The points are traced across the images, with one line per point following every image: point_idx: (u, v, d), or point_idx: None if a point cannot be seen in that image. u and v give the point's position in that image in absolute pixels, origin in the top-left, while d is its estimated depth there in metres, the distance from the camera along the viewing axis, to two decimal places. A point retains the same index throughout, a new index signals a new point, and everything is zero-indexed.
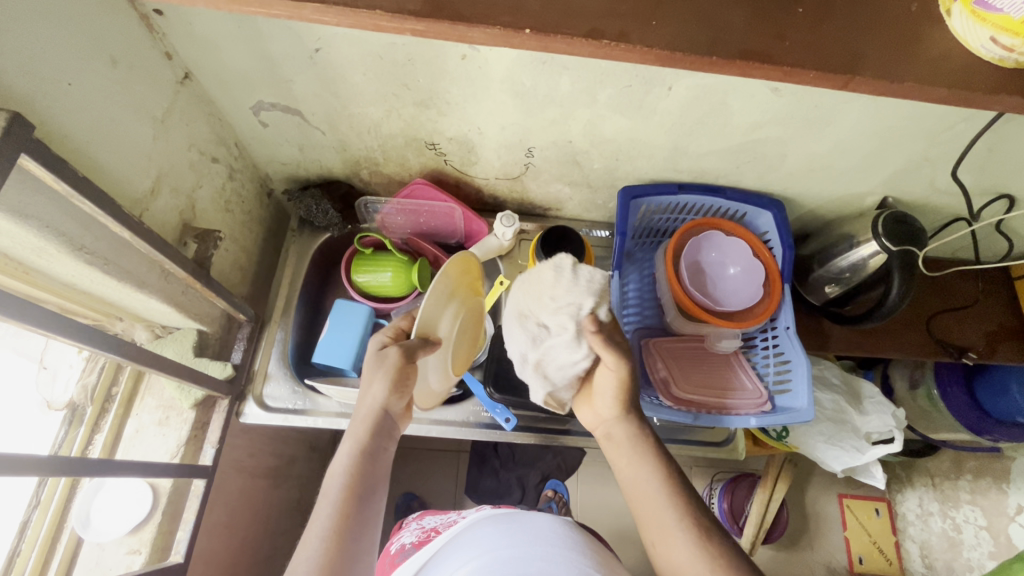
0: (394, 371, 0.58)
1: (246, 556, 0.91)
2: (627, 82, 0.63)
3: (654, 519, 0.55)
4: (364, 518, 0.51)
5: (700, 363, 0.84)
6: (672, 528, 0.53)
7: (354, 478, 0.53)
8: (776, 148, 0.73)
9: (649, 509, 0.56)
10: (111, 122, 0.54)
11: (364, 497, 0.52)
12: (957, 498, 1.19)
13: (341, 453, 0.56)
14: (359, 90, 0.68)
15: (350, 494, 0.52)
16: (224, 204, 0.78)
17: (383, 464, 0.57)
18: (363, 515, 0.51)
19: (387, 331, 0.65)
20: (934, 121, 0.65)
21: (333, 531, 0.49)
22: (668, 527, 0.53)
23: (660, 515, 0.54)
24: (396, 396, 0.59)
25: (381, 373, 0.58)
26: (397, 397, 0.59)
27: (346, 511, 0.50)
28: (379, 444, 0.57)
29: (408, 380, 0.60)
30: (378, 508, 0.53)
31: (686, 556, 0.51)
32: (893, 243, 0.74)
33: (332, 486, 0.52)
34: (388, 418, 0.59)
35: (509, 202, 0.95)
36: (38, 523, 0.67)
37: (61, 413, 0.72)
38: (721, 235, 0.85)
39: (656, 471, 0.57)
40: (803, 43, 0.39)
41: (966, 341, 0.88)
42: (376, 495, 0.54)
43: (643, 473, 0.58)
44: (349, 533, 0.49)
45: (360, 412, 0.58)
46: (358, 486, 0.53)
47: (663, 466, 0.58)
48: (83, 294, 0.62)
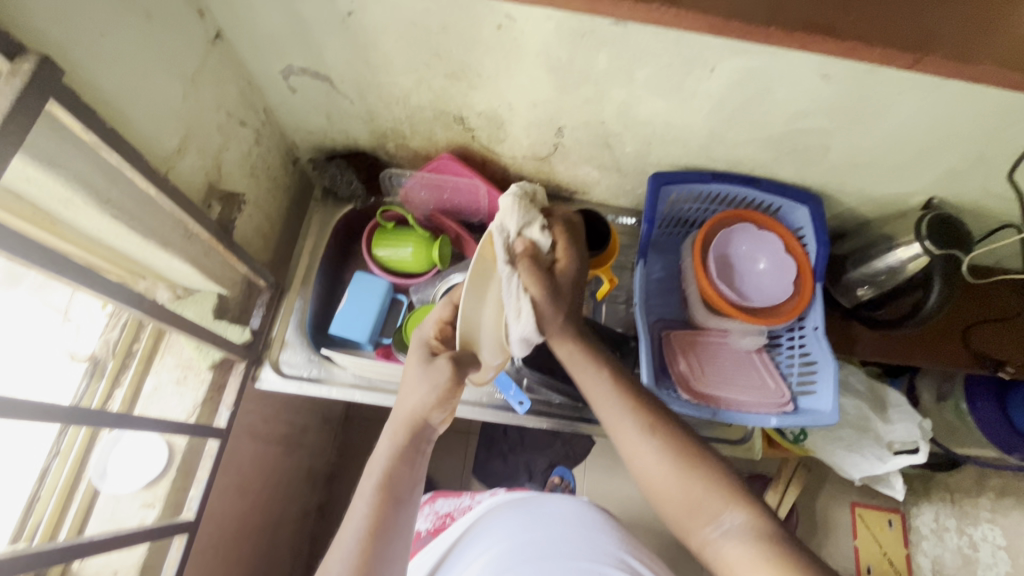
0: (442, 385, 0.57)
1: (255, 517, 0.93)
2: (667, 61, 0.60)
3: (614, 423, 0.61)
4: (396, 522, 0.54)
5: (721, 359, 0.81)
6: (631, 432, 0.60)
7: (388, 482, 0.55)
8: (820, 140, 0.70)
9: (601, 405, 0.63)
10: (141, 75, 0.54)
11: (395, 503, 0.54)
12: (977, 516, 1.23)
13: (379, 454, 0.58)
14: (390, 58, 0.67)
15: (382, 502, 0.54)
16: (250, 168, 0.78)
17: (418, 468, 0.58)
18: (394, 518, 0.54)
19: (432, 332, 0.62)
20: (996, 117, 0.61)
21: (366, 531, 0.52)
22: (628, 425, 0.60)
23: (612, 413, 0.61)
24: (436, 409, 0.58)
25: (425, 384, 0.57)
26: (438, 408, 0.58)
27: (380, 513, 0.53)
28: (416, 450, 0.58)
29: (453, 393, 0.58)
30: (411, 512, 0.56)
31: (653, 457, 0.58)
32: (936, 247, 0.70)
33: (366, 487, 0.55)
34: (428, 427, 0.59)
35: (536, 183, 0.93)
36: (58, 470, 0.68)
37: (83, 366, 0.72)
38: (753, 228, 0.82)
39: (601, 369, 0.63)
40: (870, 16, 0.37)
41: (1004, 355, 0.84)
42: (411, 500, 0.57)
43: (591, 374, 0.64)
44: (379, 539, 0.52)
45: (397, 417, 0.59)
46: (389, 492, 0.55)
47: (604, 365, 0.64)
48: (107, 249, 0.62)
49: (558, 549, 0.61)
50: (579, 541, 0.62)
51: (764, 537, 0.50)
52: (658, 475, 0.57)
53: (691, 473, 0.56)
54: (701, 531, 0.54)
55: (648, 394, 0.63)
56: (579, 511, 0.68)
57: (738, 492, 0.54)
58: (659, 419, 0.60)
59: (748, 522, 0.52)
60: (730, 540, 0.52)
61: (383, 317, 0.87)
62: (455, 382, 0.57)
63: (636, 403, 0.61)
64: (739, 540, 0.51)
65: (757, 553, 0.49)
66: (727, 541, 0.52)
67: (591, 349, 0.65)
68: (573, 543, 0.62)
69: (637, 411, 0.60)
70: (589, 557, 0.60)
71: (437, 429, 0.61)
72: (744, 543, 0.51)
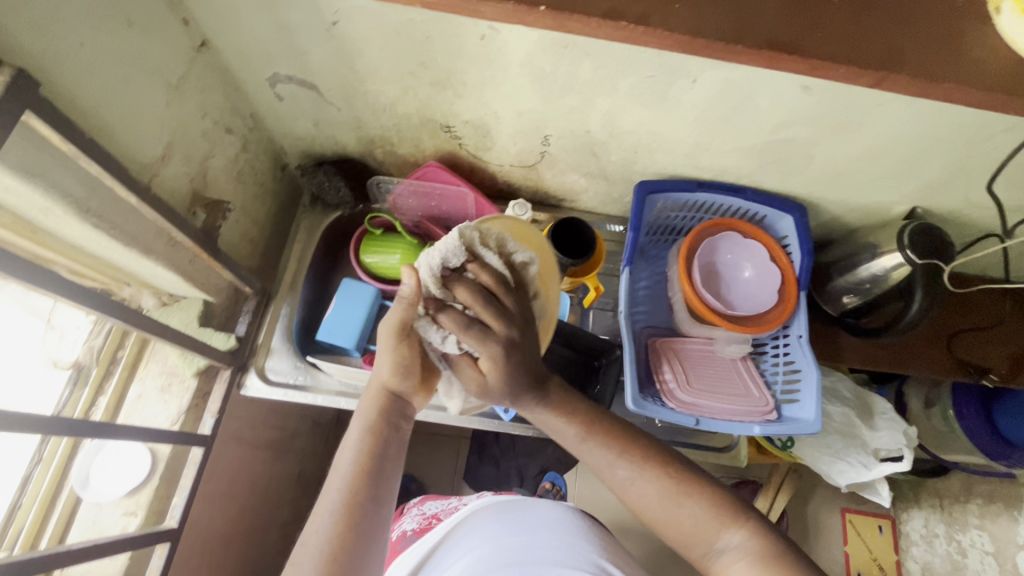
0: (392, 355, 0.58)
1: (243, 523, 0.93)
2: (650, 71, 0.60)
3: (599, 467, 0.60)
4: (376, 496, 0.53)
5: (707, 367, 0.81)
6: (618, 474, 0.58)
7: (365, 456, 0.55)
8: (803, 149, 0.70)
9: (584, 453, 0.60)
10: (123, 84, 0.54)
11: (374, 476, 0.54)
12: (965, 522, 1.23)
13: (354, 431, 0.58)
14: (375, 66, 0.67)
15: (360, 474, 0.54)
16: (236, 175, 0.78)
17: (395, 441, 0.58)
18: (372, 491, 0.53)
19: None
20: (975, 128, 0.61)
21: (344, 506, 0.52)
22: (614, 471, 0.58)
23: (596, 460, 0.59)
24: (403, 378, 0.60)
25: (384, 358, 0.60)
26: (400, 377, 0.60)
27: (357, 487, 0.53)
28: (393, 422, 0.59)
29: (415, 364, 0.60)
30: (391, 487, 0.56)
31: (643, 493, 0.57)
32: (918, 256, 0.71)
33: (343, 463, 0.55)
34: (399, 400, 0.61)
35: (524, 190, 0.93)
36: (40, 478, 0.68)
37: (67, 373, 0.72)
38: (738, 236, 0.82)
39: (570, 421, 0.61)
40: (836, 34, 0.38)
41: (987, 361, 0.85)
42: (391, 473, 0.56)
43: (561, 427, 0.61)
44: (358, 511, 0.52)
45: (370, 391, 0.61)
46: (366, 467, 0.54)
47: (574, 414, 0.61)
48: (91, 257, 0.63)
49: (536, 555, 0.61)
50: (559, 548, 0.62)
51: (766, 557, 0.51)
52: (656, 514, 0.56)
53: (685, 509, 0.55)
54: (703, 552, 0.55)
55: (621, 425, 0.61)
56: (562, 518, 0.68)
57: (735, 517, 0.54)
58: (640, 457, 0.58)
59: (749, 542, 0.53)
60: (735, 564, 0.52)
61: (370, 324, 0.87)
62: (408, 355, 0.59)
63: (613, 452, 0.59)
64: (743, 562, 0.52)
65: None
66: (730, 562, 0.53)
67: (553, 399, 0.61)
68: (556, 550, 0.62)
69: (618, 455, 0.58)
70: (567, 564, 0.60)
71: (411, 403, 0.62)
72: (748, 567, 0.51)
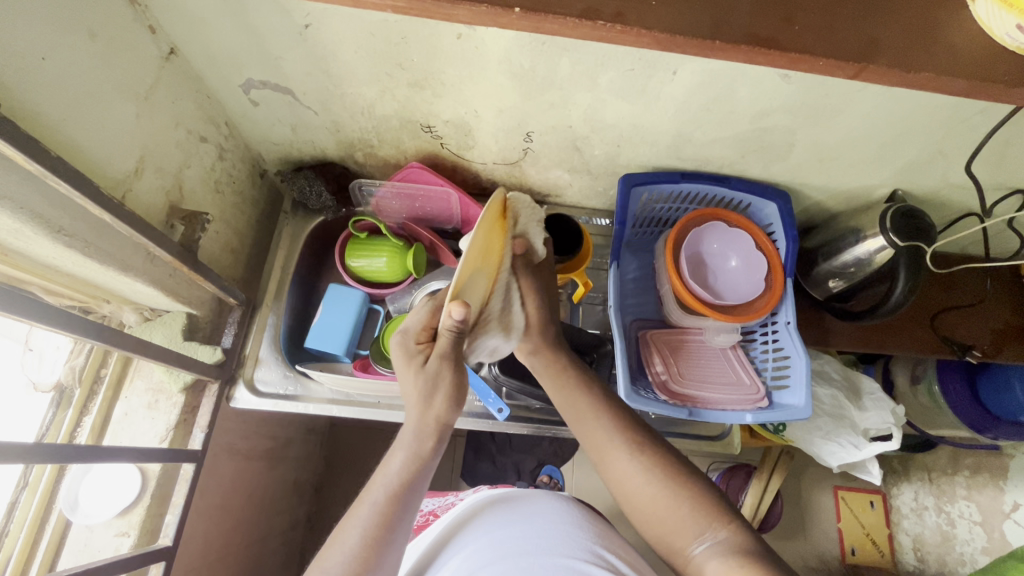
0: (450, 386, 0.57)
1: (240, 534, 0.92)
2: (630, 65, 0.60)
3: (598, 442, 0.62)
4: (400, 530, 0.52)
5: (698, 358, 0.82)
6: (616, 454, 0.60)
7: (399, 493, 0.53)
8: (784, 137, 0.70)
9: (586, 427, 0.63)
10: (89, 97, 0.52)
11: (403, 511, 0.53)
12: (953, 493, 1.25)
13: (395, 461, 0.55)
14: (351, 69, 0.66)
15: (391, 508, 0.52)
16: (214, 185, 0.77)
17: (433, 471, 0.57)
18: (399, 527, 0.52)
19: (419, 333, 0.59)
20: (952, 111, 0.62)
21: (368, 538, 0.50)
22: (611, 449, 0.60)
23: (597, 437, 0.62)
24: (456, 409, 0.58)
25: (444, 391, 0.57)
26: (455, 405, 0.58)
27: (385, 521, 0.51)
28: (434, 455, 0.56)
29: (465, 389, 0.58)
30: (416, 517, 0.54)
31: (633, 475, 0.58)
32: (900, 239, 0.72)
33: (378, 495, 0.53)
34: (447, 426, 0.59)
35: (508, 187, 0.93)
36: (27, 503, 0.67)
37: (48, 395, 0.71)
38: (723, 226, 0.83)
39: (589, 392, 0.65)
40: (813, 26, 0.38)
41: (971, 339, 0.86)
42: (418, 504, 0.54)
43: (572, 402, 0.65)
44: (381, 546, 0.51)
45: (418, 416, 0.56)
46: (397, 504, 0.52)
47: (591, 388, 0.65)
48: (66, 277, 0.61)
49: (532, 544, 0.60)
50: (554, 537, 0.61)
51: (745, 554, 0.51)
52: (646, 499, 0.57)
53: (674, 502, 0.56)
54: (677, 545, 0.55)
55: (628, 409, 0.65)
56: (558, 510, 0.67)
57: (721, 514, 0.55)
58: (646, 441, 0.60)
59: (731, 539, 0.53)
60: (713, 559, 0.52)
61: (359, 328, 0.86)
62: (458, 377, 0.57)
63: (619, 428, 0.61)
64: (721, 557, 0.51)
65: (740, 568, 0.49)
66: (706, 556, 0.53)
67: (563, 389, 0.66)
68: (551, 540, 0.61)
69: (622, 436, 0.60)
70: (562, 552, 0.59)
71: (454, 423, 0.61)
72: (725, 561, 0.51)
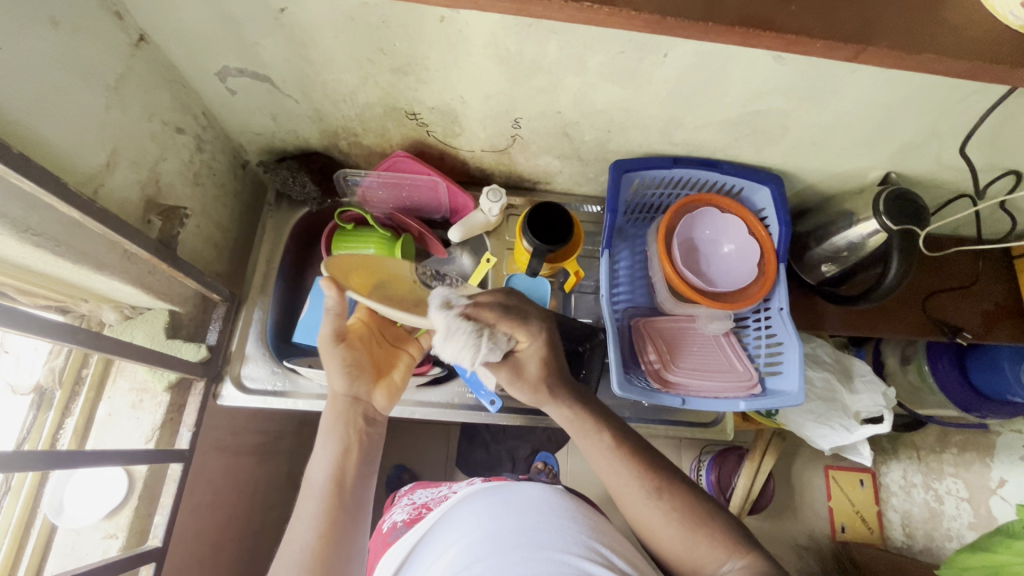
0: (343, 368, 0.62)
1: (234, 529, 0.91)
2: (620, 47, 0.58)
3: (613, 480, 0.59)
4: (352, 508, 0.56)
5: (692, 346, 0.82)
6: (636, 489, 0.58)
7: (339, 472, 0.57)
8: (777, 120, 0.69)
9: (599, 464, 0.60)
10: (54, 90, 0.50)
11: (347, 488, 0.57)
12: (941, 471, 1.24)
13: (322, 440, 0.59)
14: (331, 55, 0.63)
15: (333, 485, 0.56)
16: (193, 177, 0.74)
17: (365, 447, 0.60)
18: (344, 503, 0.56)
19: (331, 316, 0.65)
20: (948, 91, 0.60)
21: (322, 516, 0.54)
22: (624, 485, 0.58)
23: (615, 472, 0.59)
24: (352, 387, 0.62)
25: (337, 367, 0.62)
26: (356, 384, 0.62)
27: (333, 499, 0.56)
28: (358, 432, 0.60)
29: (362, 364, 0.63)
30: (365, 497, 0.58)
31: (651, 509, 0.57)
32: (893, 222, 0.71)
33: (319, 480, 0.57)
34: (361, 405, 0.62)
35: (497, 174, 0.91)
36: (10, 508, 0.66)
37: (28, 398, 0.69)
38: (715, 212, 0.81)
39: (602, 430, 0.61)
40: (810, 8, 0.37)
41: (961, 321, 0.86)
42: (361, 482, 0.59)
43: (593, 432, 0.61)
44: (330, 526, 0.54)
45: (330, 402, 0.62)
46: (338, 482, 0.57)
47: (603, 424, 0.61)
48: (40, 277, 0.60)
49: (525, 538, 0.59)
50: (547, 530, 0.61)
51: None
52: (668, 535, 0.56)
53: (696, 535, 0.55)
54: (700, 571, 0.55)
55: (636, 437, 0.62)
56: (552, 501, 0.67)
57: (740, 542, 0.55)
58: (661, 478, 0.58)
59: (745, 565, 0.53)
60: None
61: None
62: (347, 359, 0.62)
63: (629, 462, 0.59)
64: None
65: None
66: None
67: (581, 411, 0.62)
68: (545, 533, 0.60)
69: (636, 470, 0.58)
70: (557, 546, 0.59)
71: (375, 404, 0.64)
72: None
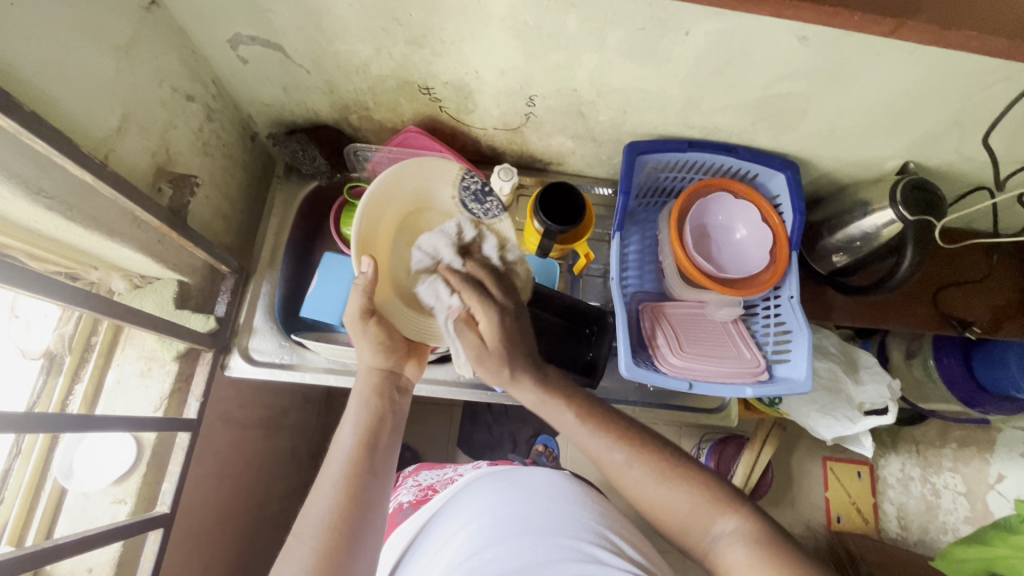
0: (379, 343, 0.62)
1: (239, 500, 0.92)
2: (640, 24, 0.57)
3: (597, 453, 0.58)
4: (378, 470, 0.57)
5: (699, 330, 0.81)
6: (616, 458, 0.57)
7: (368, 435, 0.58)
8: (797, 104, 0.68)
9: (581, 440, 0.59)
10: (65, 51, 0.49)
11: (374, 448, 0.58)
12: (940, 465, 1.27)
13: (352, 407, 0.60)
14: (345, 24, 0.62)
15: (361, 444, 0.57)
16: (203, 147, 0.73)
17: (394, 413, 0.62)
18: (372, 463, 0.57)
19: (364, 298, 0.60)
20: (975, 77, 0.59)
21: (348, 476, 0.54)
22: (609, 457, 0.57)
23: (593, 446, 0.58)
24: (386, 358, 0.63)
25: (370, 342, 0.62)
26: (389, 356, 0.63)
27: (359, 458, 0.56)
28: (388, 400, 0.62)
29: (393, 339, 0.63)
30: (389, 462, 0.59)
31: (638, 475, 0.56)
32: (910, 212, 0.70)
33: (346, 442, 0.57)
34: (391, 377, 0.64)
35: (509, 154, 0.90)
36: (21, 471, 0.66)
37: (38, 363, 0.69)
38: (729, 197, 0.80)
39: (569, 404, 0.60)
40: None
41: (971, 315, 0.85)
42: (389, 448, 0.59)
43: (558, 410, 0.60)
44: (358, 488, 0.54)
45: (361, 374, 0.63)
46: (365, 445, 0.57)
47: (573, 398, 0.61)
48: (50, 241, 0.60)
49: (535, 523, 0.60)
50: (557, 516, 0.62)
51: (763, 541, 0.50)
52: (654, 501, 0.55)
53: (683, 496, 0.54)
54: (692, 536, 0.54)
55: (617, 414, 0.60)
56: (560, 487, 0.67)
57: (730, 500, 0.54)
58: (638, 442, 0.57)
59: (744, 526, 0.51)
60: (732, 545, 0.51)
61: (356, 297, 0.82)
62: (383, 333, 0.62)
63: (603, 425, 0.58)
64: (738, 545, 0.50)
65: (760, 557, 0.49)
66: (725, 547, 0.51)
67: (551, 385, 0.62)
68: (554, 519, 0.61)
69: (616, 440, 0.57)
70: (566, 533, 0.59)
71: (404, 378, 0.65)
72: (744, 549, 0.50)
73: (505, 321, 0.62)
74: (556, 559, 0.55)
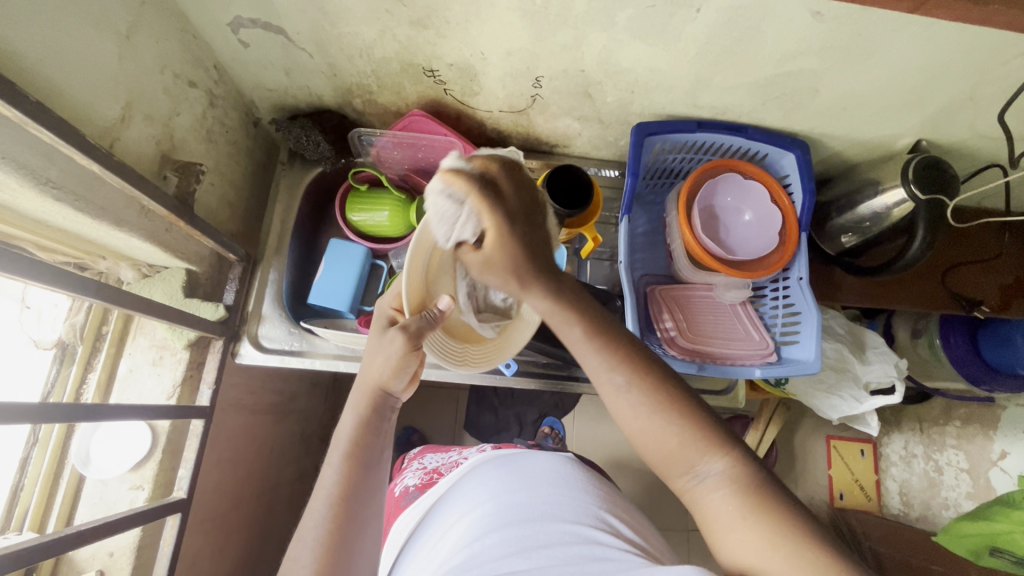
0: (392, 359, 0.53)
1: (251, 484, 0.94)
2: (649, 2, 0.56)
3: (594, 373, 0.50)
4: (370, 489, 0.53)
5: (709, 312, 0.82)
6: (614, 380, 0.49)
7: (358, 455, 0.52)
8: (809, 83, 0.66)
9: (582, 357, 0.51)
10: (67, 37, 0.48)
11: (366, 469, 0.52)
12: (943, 442, 1.22)
13: (346, 425, 0.54)
14: (348, 5, 0.61)
15: (354, 464, 0.52)
16: (206, 133, 0.73)
17: (386, 433, 0.55)
18: (365, 483, 0.52)
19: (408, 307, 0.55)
20: (990, 52, 0.58)
21: (340, 495, 0.50)
22: (609, 378, 0.49)
23: (592, 365, 0.50)
24: (395, 377, 0.54)
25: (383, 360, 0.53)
26: (398, 376, 0.54)
27: (350, 479, 0.51)
28: (382, 420, 0.55)
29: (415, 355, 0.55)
30: (380, 479, 0.54)
31: (630, 400, 0.48)
32: (922, 191, 0.69)
33: (336, 462, 0.52)
34: (391, 396, 0.56)
35: (514, 136, 0.89)
36: (39, 460, 0.68)
37: (50, 353, 0.70)
38: (737, 178, 0.79)
39: (576, 321, 0.51)
40: None
41: (979, 294, 0.85)
42: (380, 468, 0.54)
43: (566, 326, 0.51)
44: (349, 505, 0.51)
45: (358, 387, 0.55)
46: (357, 466, 0.52)
47: (583, 313, 0.51)
48: (58, 232, 0.60)
49: (538, 512, 0.60)
50: (560, 502, 0.62)
51: (748, 487, 0.45)
52: (641, 431, 0.48)
53: (677, 432, 0.47)
54: (677, 475, 0.48)
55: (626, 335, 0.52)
56: (562, 472, 0.68)
57: (725, 441, 0.47)
58: (643, 366, 0.49)
59: (733, 471, 0.46)
60: (711, 490, 0.46)
61: (363, 284, 0.82)
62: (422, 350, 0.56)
63: (606, 346, 0.50)
64: (722, 490, 0.45)
65: (744, 509, 0.44)
66: (708, 488, 0.46)
67: (564, 298, 0.52)
68: (558, 505, 0.62)
69: (617, 363, 0.49)
70: (569, 518, 0.60)
71: (403, 395, 0.58)
72: (728, 494, 0.45)
73: (518, 238, 0.49)
74: (557, 543, 0.56)
